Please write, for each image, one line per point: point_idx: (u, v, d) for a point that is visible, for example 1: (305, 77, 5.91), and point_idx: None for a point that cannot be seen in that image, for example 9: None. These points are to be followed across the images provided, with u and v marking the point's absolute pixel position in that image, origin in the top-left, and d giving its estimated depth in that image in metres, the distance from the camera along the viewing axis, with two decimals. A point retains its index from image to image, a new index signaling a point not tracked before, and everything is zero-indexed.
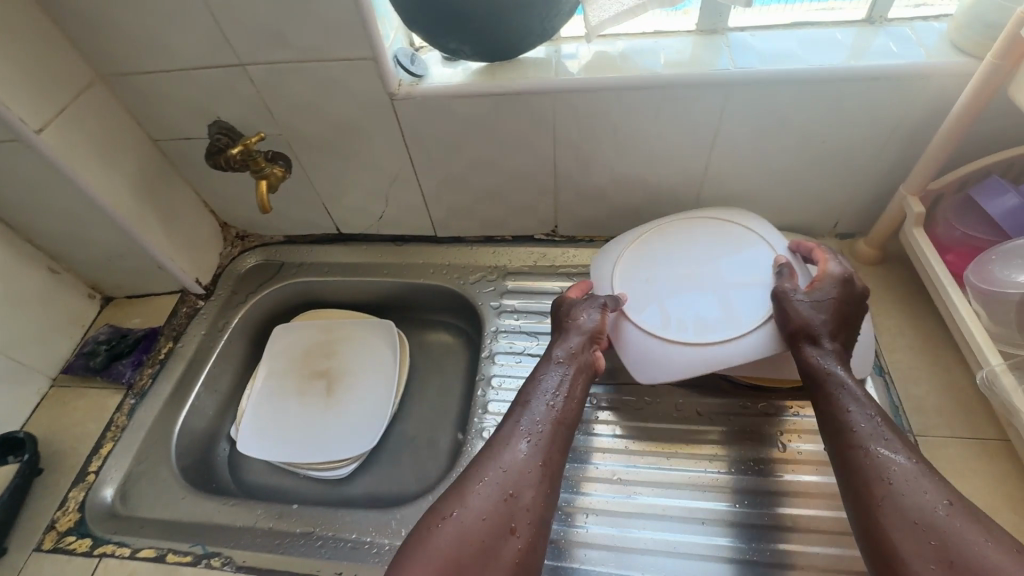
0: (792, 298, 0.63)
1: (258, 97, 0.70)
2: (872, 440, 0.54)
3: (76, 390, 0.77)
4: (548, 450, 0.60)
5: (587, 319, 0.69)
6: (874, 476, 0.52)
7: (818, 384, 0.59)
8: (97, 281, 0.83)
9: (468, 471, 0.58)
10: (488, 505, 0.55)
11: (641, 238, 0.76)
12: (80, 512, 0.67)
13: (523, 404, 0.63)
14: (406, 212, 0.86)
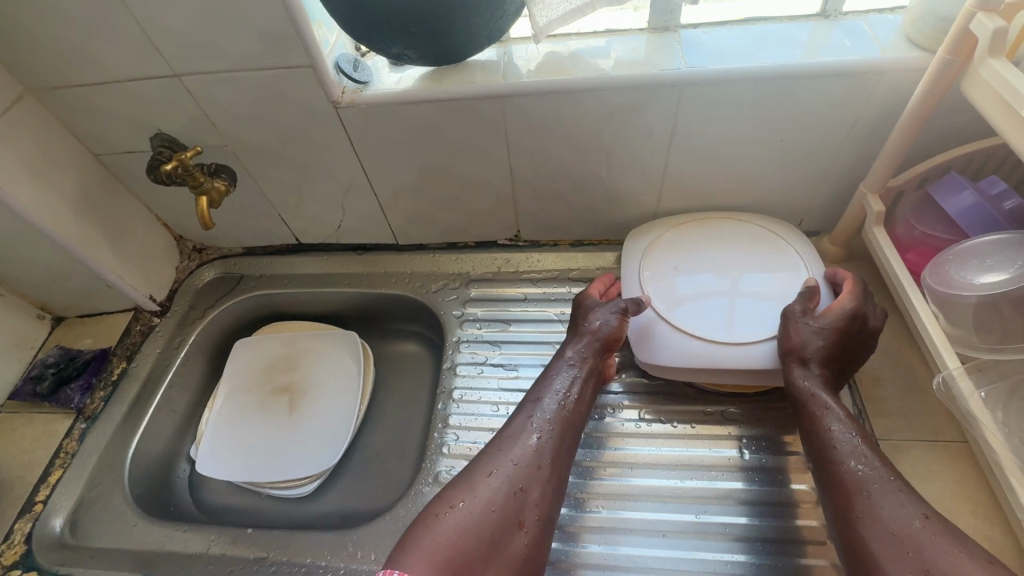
0: (797, 321, 0.62)
1: (198, 109, 0.68)
2: (855, 456, 0.54)
3: (24, 416, 0.75)
4: (559, 449, 0.61)
5: (603, 324, 0.68)
6: (855, 488, 0.53)
7: (804, 400, 0.59)
8: (45, 301, 0.81)
9: (480, 461, 0.60)
10: (498, 499, 0.57)
11: (676, 234, 0.75)
12: (26, 544, 0.65)
13: (531, 403, 0.64)
14: (364, 220, 0.84)
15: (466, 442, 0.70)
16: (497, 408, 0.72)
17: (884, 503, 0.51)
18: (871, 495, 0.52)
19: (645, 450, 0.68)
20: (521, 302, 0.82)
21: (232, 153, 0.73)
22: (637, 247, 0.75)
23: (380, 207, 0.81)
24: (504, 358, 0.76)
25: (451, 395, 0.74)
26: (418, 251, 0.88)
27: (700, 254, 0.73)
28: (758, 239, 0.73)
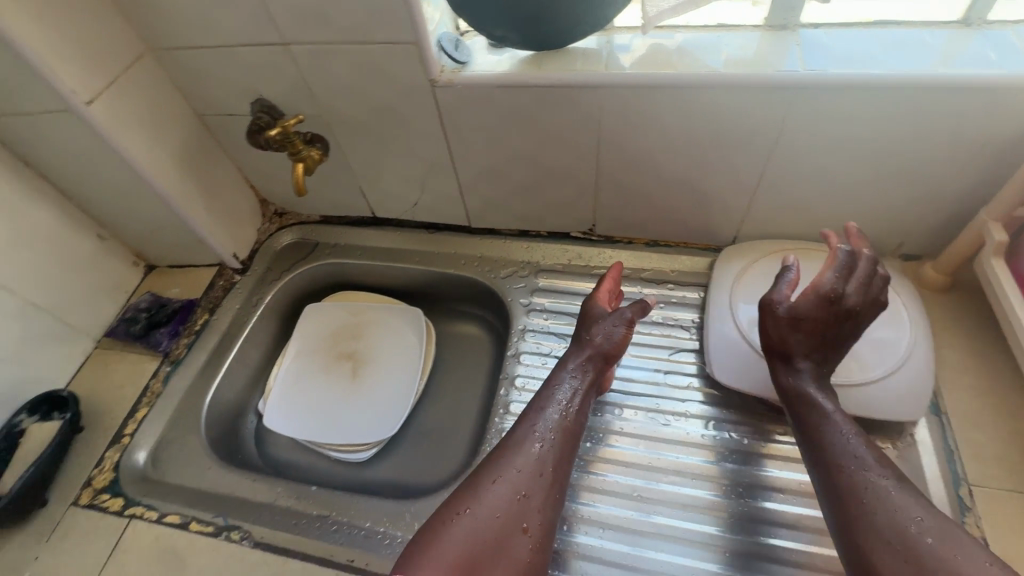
0: (772, 315, 0.59)
1: (300, 78, 0.69)
2: (862, 466, 0.50)
3: (117, 353, 0.80)
4: (560, 454, 0.58)
5: (613, 333, 0.66)
6: (859, 499, 0.48)
7: (805, 410, 0.56)
8: (142, 249, 0.86)
9: (482, 470, 0.57)
10: (503, 499, 0.54)
11: (773, 256, 0.73)
12: (114, 471, 0.69)
13: (531, 413, 0.62)
14: (442, 201, 0.85)
15: None
16: None
17: (899, 518, 0.46)
18: (879, 506, 0.47)
19: (706, 462, 0.66)
20: None
21: (326, 123, 0.75)
22: (731, 266, 0.73)
23: (459, 188, 0.82)
24: None
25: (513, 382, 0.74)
26: (490, 236, 0.88)
27: (796, 283, 0.71)
28: None
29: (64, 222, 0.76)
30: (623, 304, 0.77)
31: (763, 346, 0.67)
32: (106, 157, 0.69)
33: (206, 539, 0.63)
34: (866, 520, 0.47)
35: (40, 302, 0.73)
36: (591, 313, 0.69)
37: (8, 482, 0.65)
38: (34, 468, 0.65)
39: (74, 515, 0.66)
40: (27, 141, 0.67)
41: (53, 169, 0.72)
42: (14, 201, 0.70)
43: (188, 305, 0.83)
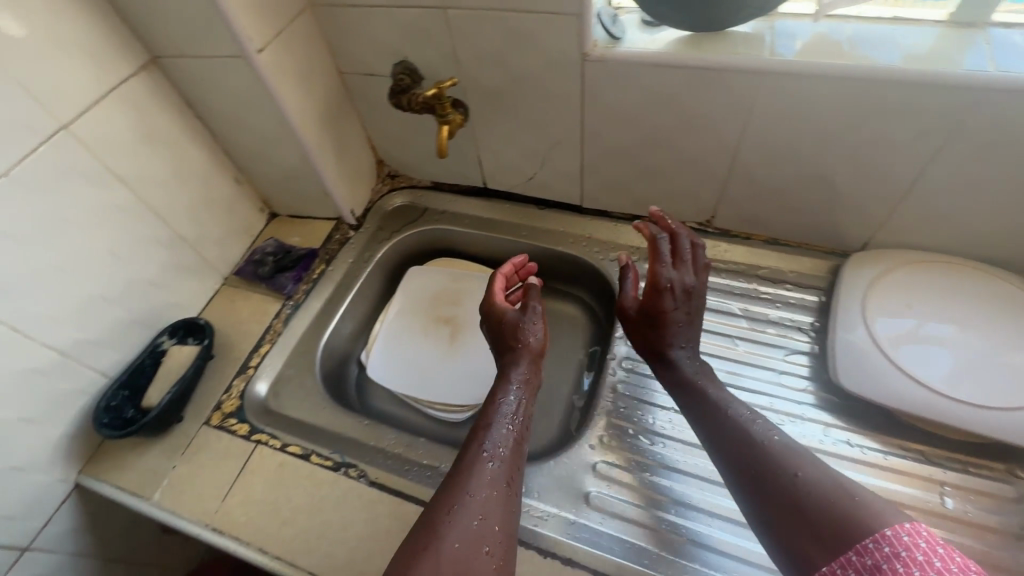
0: (628, 313, 0.71)
1: (450, 42, 0.71)
2: (764, 448, 0.54)
3: (242, 291, 0.85)
4: (515, 463, 0.58)
5: (529, 341, 0.69)
6: (783, 488, 0.50)
7: (705, 421, 0.60)
8: (269, 196, 0.91)
9: (443, 499, 0.54)
10: (473, 507, 0.52)
11: (912, 267, 0.70)
12: (241, 399, 0.74)
13: (479, 432, 0.60)
14: (559, 178, 0.85)
15: None
16: None
17: (805, 491, 0.49)
18: (789, 480, 0.50)
19: None
20: None
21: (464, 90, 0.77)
22: (865, 272, 0.70)
23: (580, 166, 0.82)
24: None
25: None
26: (600, 217, 0.89)
27: (936, 296, 0.67)
28: (1002, 293, 0.66)
29: (211, 162, 0.81)
30: (734, 304, 0.77)
31: (915, 367, 0.63)
32: (263, 105, 0.72)
33: (326, 473, 0.67)
34: (807, 510, 0.47)
35: (186, 236, 0.79)
36: (500, 320, 0.72)
37: (152, 396, 0.71)
38: (177, 387, 0.70)
39: (206, 433, 0.71)
40: (196, 83, 0.72)
41: (210, 111, 0.76)
42: (176, 139, 0.75)
43: (311, 254, 0.88)
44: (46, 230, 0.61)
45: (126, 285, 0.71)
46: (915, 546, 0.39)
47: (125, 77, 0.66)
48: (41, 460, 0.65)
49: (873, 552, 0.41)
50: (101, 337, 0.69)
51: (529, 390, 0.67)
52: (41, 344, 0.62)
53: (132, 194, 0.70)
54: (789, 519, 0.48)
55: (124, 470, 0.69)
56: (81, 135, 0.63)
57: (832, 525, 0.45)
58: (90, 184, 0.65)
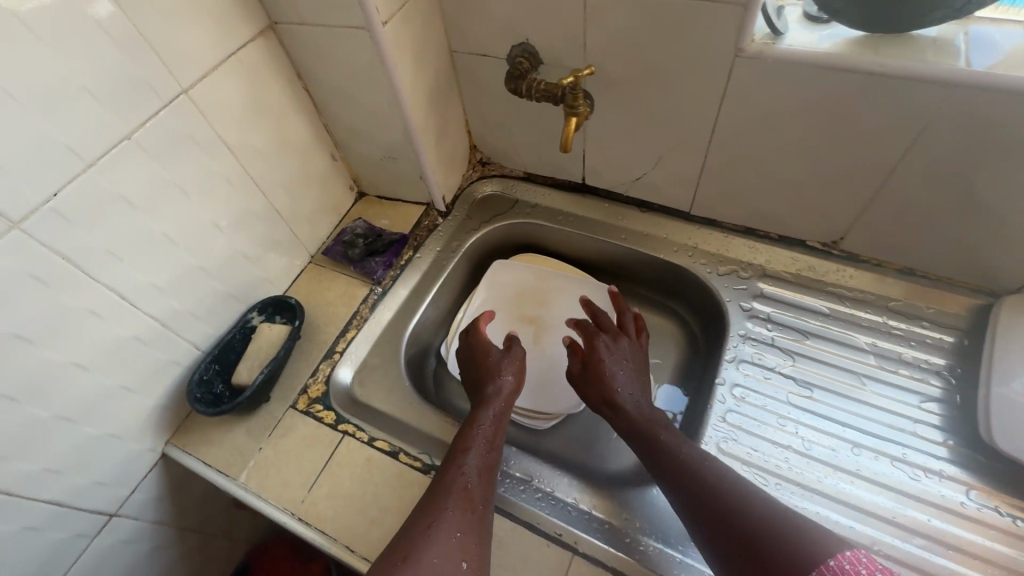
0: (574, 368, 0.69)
1: (582, 26, 0.65)
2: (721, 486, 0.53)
3: (330, 272, 0.83)
4: (486, 485, 0.58)
5: (505, 382, 0.69)
6: (743, 530, 0.49)
7: (653, 462, 0.58)
8: (361, 175, 0.88)
9: (422, 514, 0.54)
10: (447, 522, 0.53)
11: None
12: (326, 385, 0.72)
13: (458, 455, 0.60)
14: (671, 180, 0.79)
15: (745, 445, 0.64)
16: (783, 422, 0.65)
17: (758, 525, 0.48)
18: (752, 516, 0.49)
19: (971, 535, 0.56)
20: (823, 315, 0.73)
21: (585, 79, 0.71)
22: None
23: (699, 170, 0.75)
24: (796, 371, 0.69)
25: (731, 390, 0.68)
26: (708, 227, 0.82)
27: None
28: None
29: (311, 137, 0.78)
30: (861, 339, 0.70)
31: None
32: (375, 81, 0.69)
33: (415, 474, 0.64)
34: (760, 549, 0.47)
35: (282, 211, 0.76)
36: (483, 360, 0.72)
37: (242, 373, 0.69)
38: (268, 368, 0.68)
39: (292, 417, 0.69)
40: (310, 53, 0.68)
41: (318, 84, 0.73)
42: (283, 110, 0.72)
43: (401, 239, 0.84)
44: (160, 197, 0.59)
45: (225, 257, 0.69)
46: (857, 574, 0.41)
47: (244, 42, 0.63)
48: (135, 428, 0.64)
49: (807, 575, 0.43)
50: (198, 309, 0.67)
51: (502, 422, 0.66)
52: (145, 314, 0.61)
53: (238, 165, 0.68)
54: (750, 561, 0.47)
55: (211, 446, 0.68)
56: (198, 101, 0.60)
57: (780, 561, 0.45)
58: (202, 152, 0.62)
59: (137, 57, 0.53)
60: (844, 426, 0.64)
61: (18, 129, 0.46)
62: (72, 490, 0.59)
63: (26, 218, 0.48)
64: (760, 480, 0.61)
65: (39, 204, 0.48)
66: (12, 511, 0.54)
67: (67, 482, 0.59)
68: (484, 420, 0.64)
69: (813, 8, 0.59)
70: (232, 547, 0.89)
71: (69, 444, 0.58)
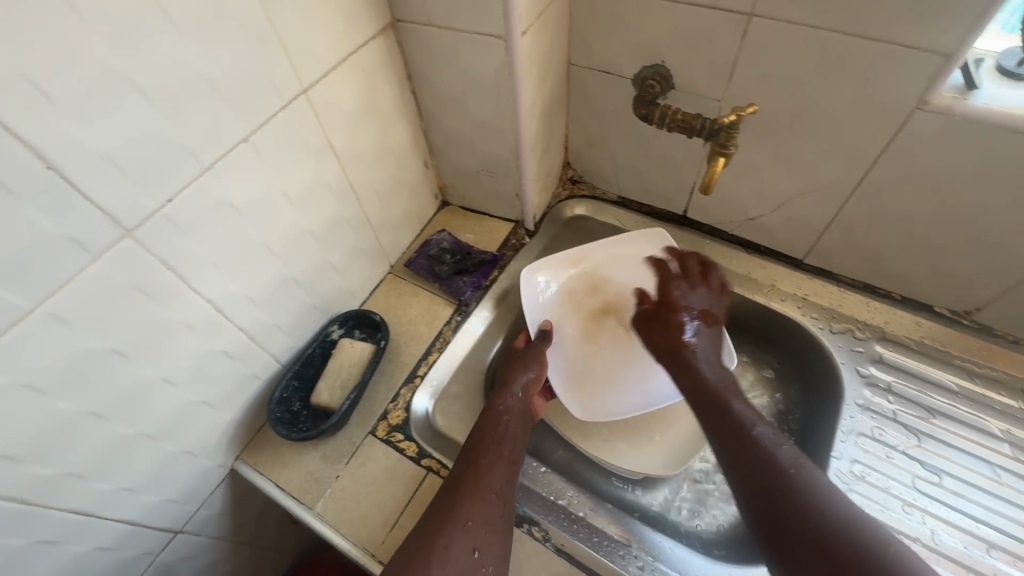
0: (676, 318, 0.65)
1: (733, 56, 0.60)
2: (762, 457, 0.45)
3: (411, 286, 0.77)
4: (504, 469, 0.56)
5: (523, 377, 0.66)
6: (809, 539, 0.39)
7: (729, 453, 0.48)
8: (449, 185, 0.82)
9: (441, 502, 0.52)
10: (462, 513, 0.50)
11: None
12: (407, 413, 0.67)
13: (476, 444, 0.58)
14: (791, 225, 0.73)
15: None
16: (909, 509, 0.60)
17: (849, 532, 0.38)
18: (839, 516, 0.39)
19: None
20: (950, 392, 0.66)
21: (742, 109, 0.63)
22: None
23: (829, 219, 0.69)
24: (922, 454, 0.63)
25: (851, 468, 0.62)
26: (823, 278, 0.76)
27: None
28: None
29: (410, 142, 0.73)
30: (997, 428, 0.63)
31: None
32: (495, 93, 0.63)
33: None
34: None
35: (372, 219, 0.71)
36: (517, 358, 0.69)
37: (322, 395, 0.64)
38: (352, 395, 0.63)
39: (369, 445, 0.65)
40: (430, 55, 0.63)
41: (429, 89, 0.67)
42: (389, 112, 0.66)
43: (491, 259, 0.79)
44: (266, 203, 0.54)
45: (315, 266, 0.65)
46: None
47: (365, 40, 0.58)
48: (213, 445, 0.60)
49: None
50: (283, 321, 0.63)
51: (524, 407, 0.63)
52: (237, 327, 0.57)
53: (341, 170, 0.62)
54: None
55: (284, 467, 0.63)
56: (315, 102, 0.55)
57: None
58: (309, 155, 0.57)
59: (267, 53, 0.48)
60: (977, 521, 0.58)
61: (144, 130, 0.41)
62: (144, 508, 0.55)
63: (139, 226, 0.43)
64: None
65: (153, 212, 0.44)
66: (85, 532, 0.50)
67: (142, 502, 0.55)
68: (510, 405, 0.62)
69: (1011, 62, 0.53)
70: (279, 558, 0.85)
71: (150, 463, 0.53)
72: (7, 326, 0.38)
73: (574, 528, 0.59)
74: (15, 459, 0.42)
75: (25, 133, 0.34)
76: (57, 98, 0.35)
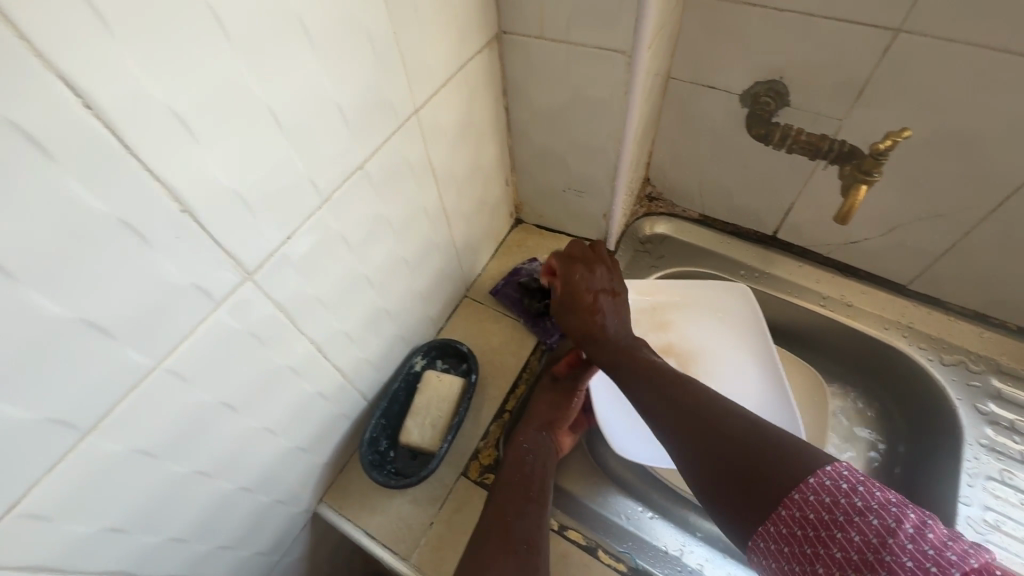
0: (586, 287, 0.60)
1: (866, 74, 0.55)
2: (692, 412, 0.47)
3: (491, 312, 0.73)
4: (534, 516, 0.52)
5: (552, 412, 0.63)
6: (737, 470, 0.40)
7: (657, 414, 0.49)
8: (527, 203, 0.78)
9: (471, 558, 0.49)
10: (490, 566, 0.48)
11: None
12: (499, 451, 0.63)
13: (500, 489, 0.55)
14: (900, 250, 0.69)
15: None
16: None
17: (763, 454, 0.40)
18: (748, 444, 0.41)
19: None
20: None
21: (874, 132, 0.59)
22: None
23: (946, 246, 0.65)
24: None
25: (982, 516, 0.59)
26: (928, 306, 0.71)
27: None
28: None
29: (497, 160, 0.68)
30: None
31: None
32: (602, 109, 0.58)
33: None
34: (778, 505, 0.37)
35: (457, 242, 0.67)
36: (550, 392, 0.65)
37: (413, 432, 0.60)
38: (450, 436, 0.59)
39: (462, 487, 0.60)
40: (534, 69, 0.58)
41: (523, 104, 0.63)
42: (483, 129, 0.62)
43: None
44: (370, 233, 0.50)
45: (405, 296, 0.60)
46: (841, 490, 0.35)
47: (472, 55, 0.54)
48: (302, 492, 0.56)
49: (816, 504, 0.35)
50: (373, 355, 0.58)
51: (547, 443, 0.60)
52: (333, 366, 0.52)
53: (436, 192, 0.58)
54: (816, 559, 0.34)
55: (373, 512, 0.59)
56: (424, 122, 0.50)
57: (785, 496, 0.37)
58: (412, 179, 0.53)
59: (389, 71, 0.43)
60: None
61: (273, 163, 0.36)
62: (235, 564, 0.51)
63: (258, 267, 0.38)
64: None
65: (273, 250, 0.39)
66: None
67: (234, 557, 0.50)
68: (536, 444, 0.59)
69: None
70: None
71: (245, 518, 0.49)
72: (129, 389, 0.33)
73: None
74: (122, 530, 0.37)
75: (166, 174, 0.30)
76: (201, 137, 0.31)
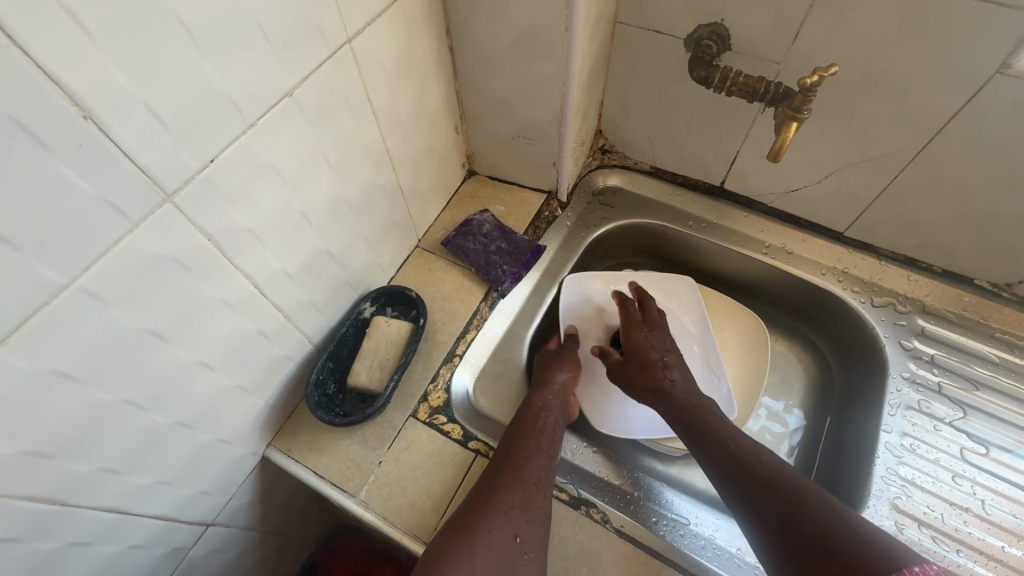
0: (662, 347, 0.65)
1: (801, 15, 0.56)
2: (761, 466, 0.49)
3: (441, 261, 0.73)
4: (541, 463, 0.53)
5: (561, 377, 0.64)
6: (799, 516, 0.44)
7: (725, 472, 0.51)
8: (479, 152, 0.77)
9: (480, 493, 0.51)
10: (502, 500, 0.50)
11: None
12: (448, 393, 0.63)
13: (516, 434, 0.56)
14: (836, 197, 0.71)
15: (920, 503, 0.59)
16: (958, 480, 0.61)
17: (842, 531, 0.42)
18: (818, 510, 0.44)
19: None
20: (992, 363, 0.67)
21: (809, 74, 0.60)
22: None
23: (878, 190, 0.67)
24: (968, 425, 0.64)
25: (900, 441, 0.63)
26: (862, 251, 0.74)
27: None
28: None
29: (444, 105, 0.68)
30: None
31: None
32: (545, 49, 0.58)
33: (563, 508, 0.57)
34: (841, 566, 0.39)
35: (405, 189, 0.66)
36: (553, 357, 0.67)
37: (361, 375, 0.61)
38: (395, 375, 0.60)
39: (410, 428, 0.61)
40: (476, 6, 0.57)
41: (469, 44, 0.62)
42: (427, 69, 0.61)
43: (534, 249, 0.73)
44: (307, 166, 0.49)
45: (351, 238, 0.60)
46: None
47: None
48: (247, 433, 0.56)
49: None
50: (318, 297, 0.58)
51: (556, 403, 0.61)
52: (273, 304, 0.52)
53: (378, 132, 0.57)
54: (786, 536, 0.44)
55: (322, 453, 0.60)
56: (359, 53, 0.49)
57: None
58: (351, 116, 0.52)
59: None
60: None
61: (185, 76, 0.35)
62: (178, 501, 0.51)
63: (179, 189, 0.38)
64: (942, 546, 0.56)
65: (195, 173, 0.38)
66: (121, 528, 0.46)
67: (176, 494, 0.50)
68: (548, 406, 0.60)
69: None
70: (301, 545, 0.81)
71: (185, 454, 0.49)
72: (41, 304, 0.33)
73: (633, 509, 0.58)
74: (45, 453, 0.37)
75: (58, 72, 0.29)
76: (99, 36, 0.30)
